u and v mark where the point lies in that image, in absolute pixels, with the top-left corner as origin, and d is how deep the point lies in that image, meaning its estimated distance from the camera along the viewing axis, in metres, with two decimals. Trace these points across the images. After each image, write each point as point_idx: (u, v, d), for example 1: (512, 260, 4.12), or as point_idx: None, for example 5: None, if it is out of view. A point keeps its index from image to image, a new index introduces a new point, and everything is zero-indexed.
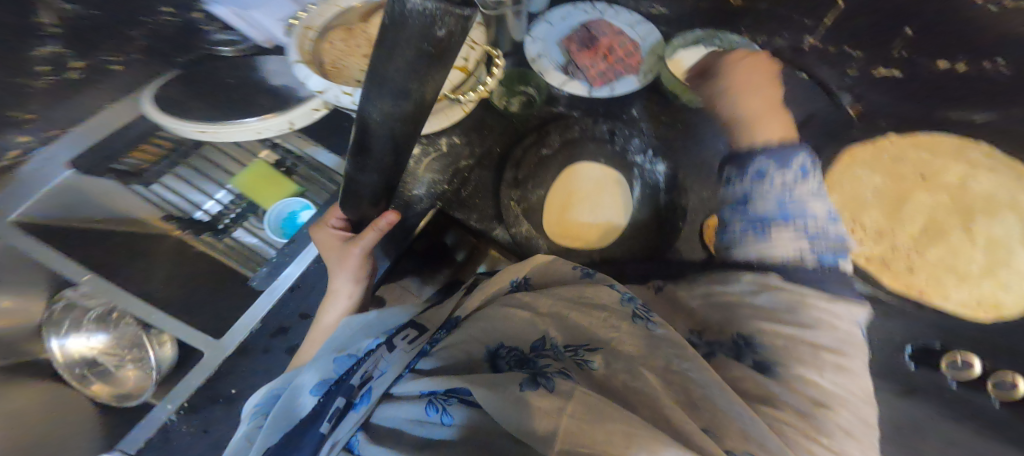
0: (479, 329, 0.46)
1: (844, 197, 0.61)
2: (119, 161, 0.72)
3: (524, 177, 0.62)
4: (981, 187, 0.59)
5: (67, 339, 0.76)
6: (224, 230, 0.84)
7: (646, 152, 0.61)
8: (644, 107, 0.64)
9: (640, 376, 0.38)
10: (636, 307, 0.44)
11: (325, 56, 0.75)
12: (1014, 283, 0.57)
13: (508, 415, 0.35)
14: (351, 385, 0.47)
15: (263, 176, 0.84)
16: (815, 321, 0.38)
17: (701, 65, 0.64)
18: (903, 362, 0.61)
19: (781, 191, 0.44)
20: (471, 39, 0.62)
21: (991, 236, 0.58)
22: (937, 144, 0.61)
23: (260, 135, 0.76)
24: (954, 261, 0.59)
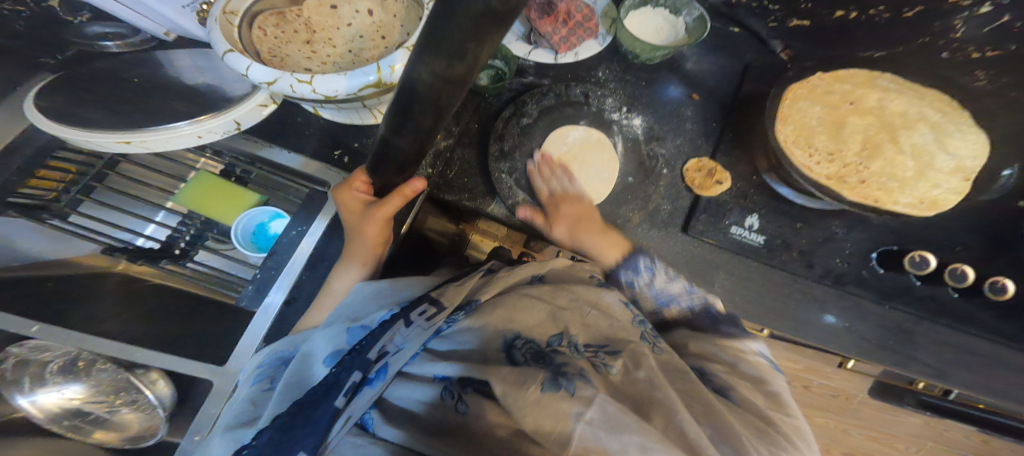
0: (500, 316, 0.51)
1: (796, 124, 0.64)
2: (19, 193, 0.64)
3: (509, 148, 0.65)
4: (895, 105, 0.67)
5: (36, 395, 0.70)
6: (183, 255, 0.75)
7: (619, 109, 0.69)
8: (608, 69, 0.71)
9: (661, 387, 0.44)
10: (646, 330, 0.53)
11: (262, 46, 0.68)
12: (944, 182, 0.63)
13: (527, 416, 0.40)
14: (367, 360, 0.48)
15: (212, 189, 0.75)
16: (739, 356, 0.50)
17: (645, 26, 0.70)
18: (872, 267, 0.65)
19: (652, 288, 0.58)
20: (430, 13, 0.60)
21: (914, 146, 0.65)
22: (851, 77, 0.69)
23: (202, 140, 0.69)
24: (894, 169, 0.63)
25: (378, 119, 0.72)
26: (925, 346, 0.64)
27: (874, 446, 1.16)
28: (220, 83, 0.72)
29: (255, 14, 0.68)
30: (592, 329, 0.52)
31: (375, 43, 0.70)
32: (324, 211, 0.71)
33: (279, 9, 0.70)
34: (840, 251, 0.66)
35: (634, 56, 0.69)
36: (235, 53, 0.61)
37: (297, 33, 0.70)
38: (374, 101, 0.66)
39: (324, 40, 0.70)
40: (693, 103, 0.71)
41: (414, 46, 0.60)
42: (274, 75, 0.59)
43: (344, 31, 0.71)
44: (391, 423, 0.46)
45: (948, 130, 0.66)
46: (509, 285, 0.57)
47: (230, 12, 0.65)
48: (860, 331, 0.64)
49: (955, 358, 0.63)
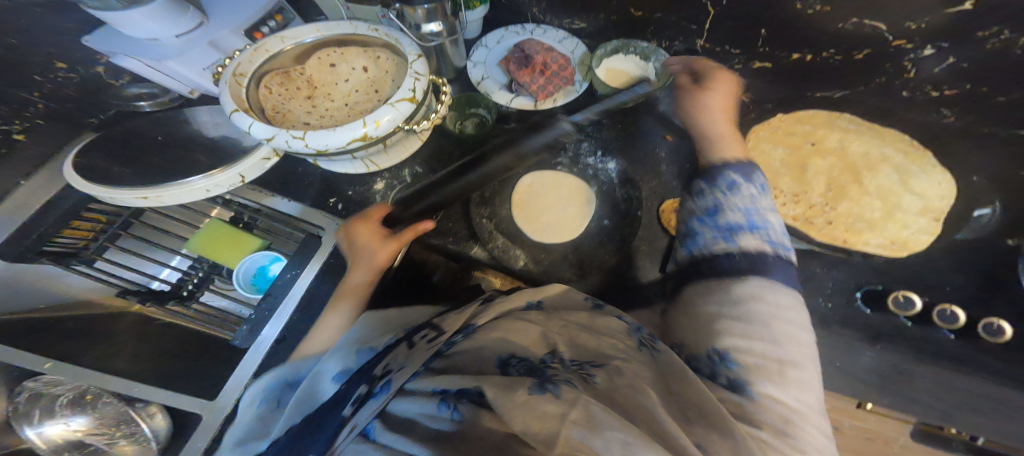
0: (493, 339, 0.48)
1: (759, 170, 0.73)
2: (56, 241, 0.72)
3: (489, 194, 0.69)
4: (858, 146, 0.72)
5: (42, 427, 0.72)
6: (189, 296, 0.81)
7: (596, 154, 0.72)
8: (586, 114, 0.73)
9: (646, 395, 0.40)
10: (642, 336, 0.50)
11: (266, 102, 0.74)
12: (912, 224, 0.67)
13: (516, 416, 0.37)
14: (373, 375, 0.47)
15: (219, 236, 0.80)
16: (784, 335, 0.43)
17: (616, 77, 0.72)
18: (856, 306, 0.65)
19: (745, 204, 0.51)
20: (414, 71, 0.65)
21: (880, 188, 0.71)
22: (813, 118, 0.74)
23: (210, 193, 0.74)
24: (860, 211, 0.70)
25: (369, 168, 0.75)
26: (929, 390, 0.60)
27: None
28: (236, 135, 0.79)
29: (262, 74, 0.74)
30: (579, 347, 0.48)
31: (368, 96, 0.77)
32: (318, 255, 0.74)
33: (285, 67, 0.76)
34: (821, 288, 0.66)
35: (607, 101, 0.71)
36: (241, 113, 0.67)
37: (298, 88, 0.77)
38: (363, 153, 0.69)
39: (324, 95, 0.78)
40: (667, 143, 0.71)
41: (397, 102, 0.64)
42: (272, 132, 0.64)
43: (341, 86, 0.78)
44: (393, 429, 0.39)
45: (914, 171, 0.69)
46: (505, 309, 0.54)
47: (239, 74, 0.71)
48: (855, 373, 0.62)
49: (967, 403, 0.59)
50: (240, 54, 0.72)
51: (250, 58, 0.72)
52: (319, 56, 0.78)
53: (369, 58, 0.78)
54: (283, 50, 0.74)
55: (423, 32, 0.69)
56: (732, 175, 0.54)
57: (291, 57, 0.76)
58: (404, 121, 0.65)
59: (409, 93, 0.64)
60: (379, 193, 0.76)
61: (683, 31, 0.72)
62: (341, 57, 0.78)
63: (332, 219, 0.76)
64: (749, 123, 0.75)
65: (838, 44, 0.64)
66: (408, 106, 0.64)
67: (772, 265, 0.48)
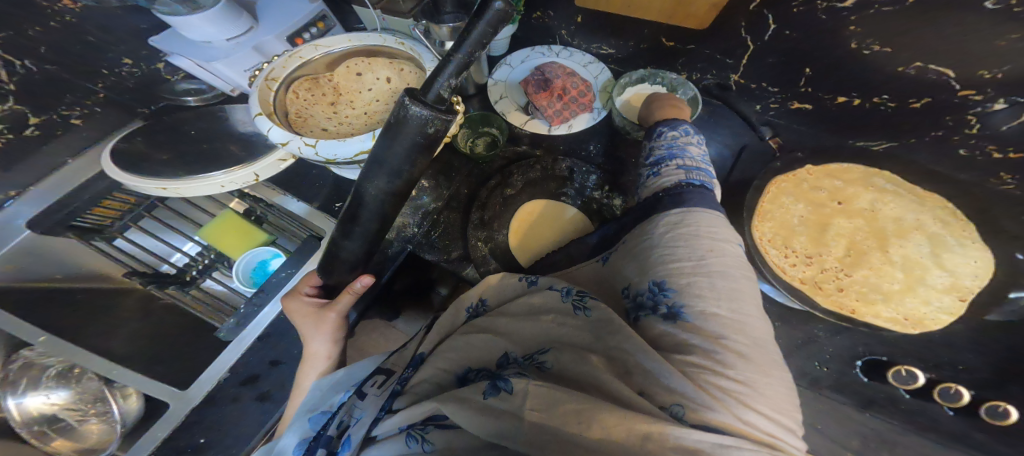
0: (449, 359, 0.46)
1: (777, 223, 0.66)
2: (82, 217, 0.74)
3: (489, 217, 0.64)
4: (891, 211, 0.66)
5: (23, 397, 0.70)
6: (192, 281, 0.81)
7: (602, 188, 0.66)
8: (600, 143, 0.70)
9: (592, 364, 0.40)
10: (575, 301, 0.46)
11: (291, 106, 0.76)
12: (933, 300, 0.62)
13: (473, 417, 0.37)
14: (329, 437, 0.47)
15: (230, 226, 0.81)
16: (706, 250, 0.41)
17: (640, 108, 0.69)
18: (852, 373, 0.61)
19: (671, 143, 0.55)
20: None
21: (906, 256, 0.65)
22: (845, 173, 0.68)
23: (225, 188, 0.75)
24: (877, 281, 0.64)
25: None
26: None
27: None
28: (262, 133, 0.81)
29: (292, 80, 0.76)
30: (527, 340, 0.46)
31: (388, 107, 0.77)
32: (314, 258, 0.72)
33: (314, 73, 0.78)
34: (818, 352, 0.62)
35: (627, 132, 0.68)
36: (263, 117, 0.68)
37: (323, 95, 0.78)
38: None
39: (347, 102, 0.79)
40: None
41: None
42: (287, 137, 0.65)
43: (364, 95, 0.79)
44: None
45: (949, 242, 0.64)
46: (450, 325, 0.53)
47: (271, 78, 0.73)
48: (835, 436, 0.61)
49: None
50: (276, 59, 0.75)
51: (283, 64, 0.74)
52: (347, 65, 0.79)
53: (392, 69, 0.79)
54: (314, 58, 0.77)
55: (446, 49, 0.77)
56: (659, 128, 0.57)
57: (321, 65, 0.78)
58: None
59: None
60: None
61: (717, 65, 0.70)
62: (367, 67, 0.79)
63: (335, 224, 0.75)
64: (774, 171, 0.66)
65: (888, 92, 0.61)
66: None
67: (691, 193, 0.47)
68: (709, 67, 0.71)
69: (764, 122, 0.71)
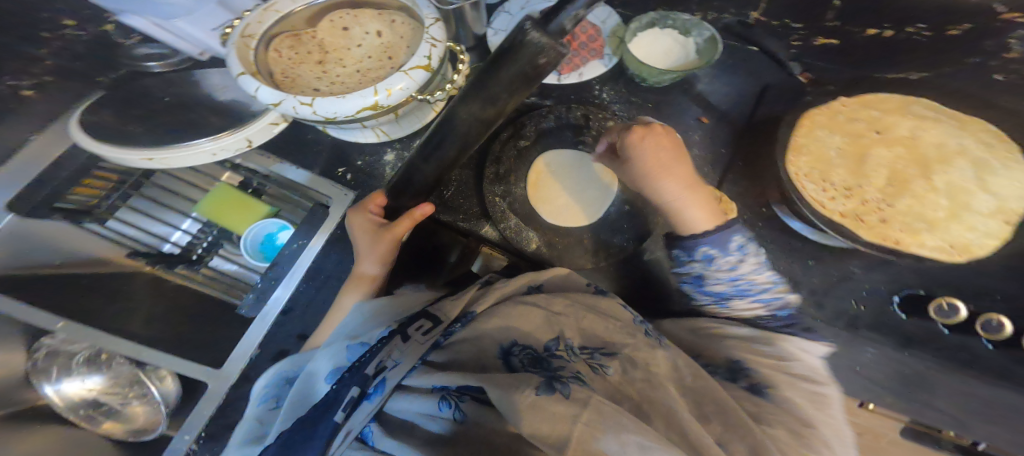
0: (495, 326, 0.46)
1: (811, 156, 0.57)
2: (66, 199, 0.69)
3: (504, 171, 0.63)
4: (930, 135, 0.58)
5: (60, 384, 0.74)
6: (198, 261, 0.81)
7: (625, 129, 0.65)
8: (611, 90, 0.68)
9: (658, 387, 0.41)
10: (648, 329, 0.49)
11: (275, 66, 0.70)
12: (982, 224, 0.53)
13: (521, 419, 0.35)
14: (365, 375, 0.43)
15: (228, 200, 0.77)
16: (790, 352, 0.47)
17: (652, 49, 0.67)
18: (891, 312, 0.59)
19: (730, 274, 0.52)
20: (430, 37, 0.60)
21: (951, 183, 0.56)
22: (882, 102, 0.59)
23: (217, 156, 0.72)
24: (922, 209, 0.55)
25: (379, 137, 0.72)
26: (950, 398, 0.58)
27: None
28: (245, 100, 0.77)
29: (273, 36, 0.71)
30: (588, 332, 0.47)
31: (381, 63, 0.71)
32: (326, 226, 0.71)
33: (296, 29, 0.73)
34: (857, 291, 0.60)
35: (641, 79, 0.66)
36: (247, 76, 0.63)
37: (309, 53, 0.72)
38: (372, 122, 0.65)
39: (336, 60, 0.72)
40: (703, 127, 0.66)
41: (411, 70, 0.59)
42: (279, 97, 0.61)
43: (354, 51, 0.73)
44: (391, 435, 0.44)
45: (993, 166, 0.56)
46: (503, 295, 0.52)
47: (247, 35, 0.68)
48: (871, 376, 0.59)
49: (990, 413, 0.56)
50: (250, 14, 0.69)
51: (259, 19, 0.69)
52: (331, 20, 0.74)
53: (381, 22, 0.74)
54: (293, 11, 0.71)
55: None
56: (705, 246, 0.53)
57: (302, 19, 0.73)
58: (416, 91, 0.61)
59: (423, 61, 0.59)
60: (389, 164, 0.73)
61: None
62: (354, 21, 0.74)
63: (339, 189, 0.73)
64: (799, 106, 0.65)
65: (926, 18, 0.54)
66: (422, 75, 0.60)
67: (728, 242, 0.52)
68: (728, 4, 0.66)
69: (791, 59, 0.67)
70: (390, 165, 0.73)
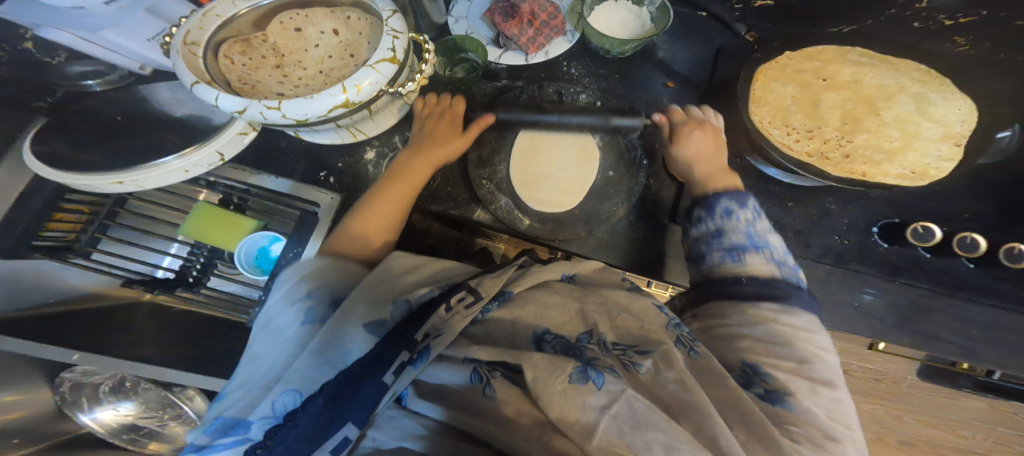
0: (530, 311, 0.49)
1: (771, 103, 0.61)
2: (42, 236, 0.65)
3: (487, 154, 0.68)
4: (871, 80, 0.62)
5: (95, 413, 0.87)
6: (195, 283, 0.76)
7: (593, 104, 0.69)
8: (580, 64, 0.72)
9: (691, 389, 0.41)
10: (681, 333, 0.47)
11: (230, 74, 0.59)
12: (932, 151, 0.59)
13: (553, 406, 0.38)
14: (412, 340, 0.43)
15: (213, 218, 0.70)
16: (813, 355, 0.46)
17: (610, 21, 0.69)
18: (874, 242, 0.65)
19: (748, 228, 0.55)
20: (390, 29, 0.55)
21: (899, 116, 0.61)
22: (822, 53, 0.63)
23: (191, 173, 0.66)
24: (877, 142, 0.60)
25: (357, 137, 0.69)
26: (949, 325, 0.63)
27: (933, 432, 1.11)
28: (205, 111, 0.68)
29: (218, 42, 0.57)
30: (617, 325, 0.49)
31: (344, 63, 0.62)
32: (320, 231, 0.67)
33: (244, 35, 0.59)
34: (836, 228, 0.66)
35: (605, 51, 0.69)
36: (203, 86, 0.52)
37: (264, 57, 0.61)
38: (347, 120, 0.60)
39: (295, 63, 0.62)
40: (670, 91, 0.71)
41: (377, 63, 0.53)
42: (242, 103, 0.52)
43: (312, 53, 0.62)
44: (424, 398, 0.45)
45: (931, 98, 0.60)
46: (542, 279, 0.53)
47: (191, 42, 0.54)
48: (874, 312, 0.64)
49: (987, 334, 0.62)
50: (186, 18, 0.55)
51: (200, 23, 0.55)
52: (279, 21, 0.61)
53: (337, 19, 0.63)
54: (238, 15, 0.57)
55: None
56: (727, 203, 0.57)
57: (249, 22, 0.59)
58: (387, 83, 0.55)
59: (389, 52, 0.54)
60: (371, 162, 0.73)
61: None
62: (306, 21, 0.62)
63: (325, 193, 0.70)
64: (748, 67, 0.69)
65: None
66: (391, 68, 0.54)
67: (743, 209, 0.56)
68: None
69: (736, 20, 0.70)
70: (372, 163, 0.73)
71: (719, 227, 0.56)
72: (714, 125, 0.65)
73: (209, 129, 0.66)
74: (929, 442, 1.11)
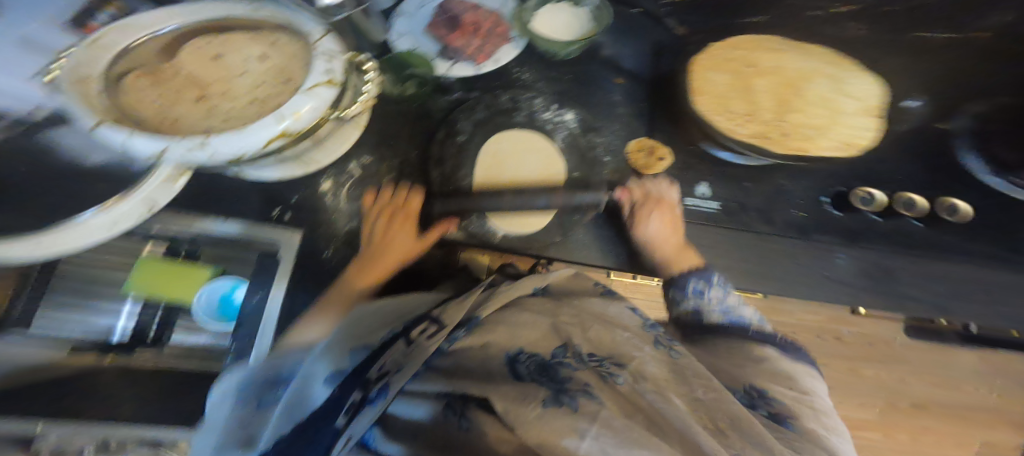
0: (502, 334, 0.49)
1: (712, 93, 0.62)
2: None
3: (451, 170, 0.67)
4: (790, 63, 0.66)
5: None
6: (156, 340, 0.74)
7: (550, 107, 0.71)
8: (531, 70, 0.72)
9: (667, 399, 0.41)
10: (657, 334, 0.50)
11: (139, 109, 0.52)
12: (855, 122, 0.62)
13: (531, 432, 0.38)
14: (368, 379, 0.46)
15: (162, 273, 0.68)
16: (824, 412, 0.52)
17: (553, 25, 0.69)
18: (828, 211, 0.68)
19: (722, 305, 0.64)
20: (324, 51, 0.53)
21: (821, 95, 0.64)
22: (744, 42, 0.67)
23: (84, 241, 0.50)
24: (811, 119, 0.62)
25: (308, 167, 0.64)
26: (914, 283, 0.66)
27: (936, 390, 1.17)
28: (122, 157, 0.53)
29: (117, 76, 0.52)
30: (595, 342, 0.49)
31: (279, 88, 0.55)
32: (282, 273, 0.64)
33: (148, 66, 0.54)
34: (793, 201, 0.68)
35: (554, 54, 0.69)
36: (107, 125, 0.46)
37: (179, 90, 0.56)
38: (290, 152, 0.58)
39: (218, 94, 0.55)
40: (620, 88, 0.72)
41: (313, 88, 0.50)
42: (159, 144, 0.47)
43: (238, 81, 0.56)
44: (393, 439, 0.43)
45: (843, 77, 0.65)
46: (509, 298, 0.55)
47: (81, 77, 0.48)
48: (843, 279, 0.66)
49: (946, 288, 0.65)
50: (70, 51, 0.49)
51: (88, 56, 0.49)
52: (190, 49, 0.56)
53: (263, 43, 0.58)
54: (133, 45, 0.53)
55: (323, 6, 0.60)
56: (694, 283, 0.65)
57: (153, 52, 0.54)
58: (328, 109, 0.52)
59: (324, 76, 0.51)
60: (329, 192, 0.66)
61: None
62: (224, 47, 0.57)
63: (283, 230, 0.63)
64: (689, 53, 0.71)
65: None
66: (329, 92, 0.51)
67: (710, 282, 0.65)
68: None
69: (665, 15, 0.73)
70: (330, 194, 0.66)
71: (692, 306, 0.65)
72: (671, 200, 0.67)
73: (129, 176, 0.52)
74: (931, 399, 1.17)
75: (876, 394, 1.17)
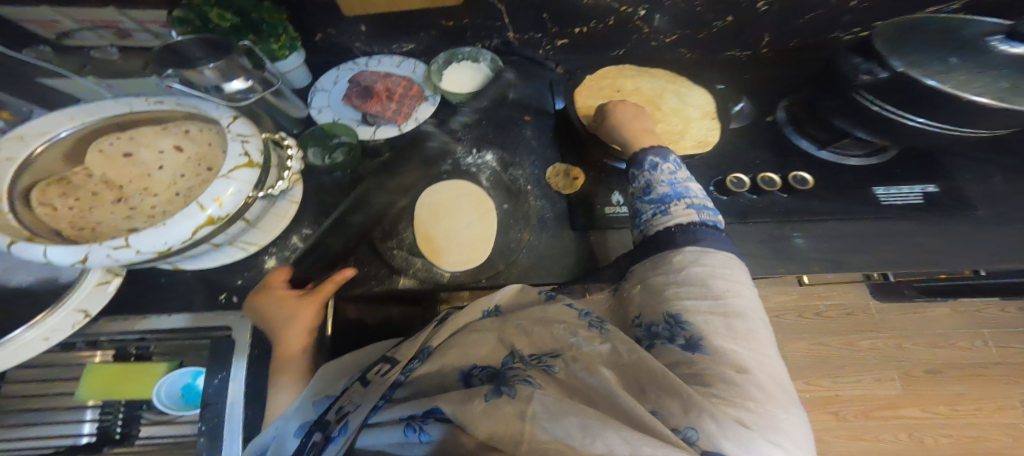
0: (454, 355, 0.51)
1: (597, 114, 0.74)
2: None
3: (389, 227, 0.72)
4: (645, 85, 0.85)
5: None
6: (124, 437, 0.72)
7: (471, 153, 0.79)
8: (446, 121, 0.81)
9: (595, 373, 0.44)
10: (592, 318, 0.52)
11: (59, 222, 0.56)
12: (702, 126, 0.80)
13: (480, 425, 0.41)
14: (328, 421, 0.48)
15: (115, 373, 0.68)
16: (724, 292, 0.47)
17: (456, 81, 0.80)
18: (715, 198, 0.76)
19: (670, 178, 0.61)
20: (237, 134, 0.57)
21: (674, 108, 0.82)
22: (608, 74, 0.85)
23: (19, 355, 0.56)
24: (670, 127, 0.80)
25: (248, 250, 0.69)
26: (815, 244, 0.73)
27: (934, 348, 1.38)
28: (47, 272, 0.61)
29: (25, 192, 0.55)
30: (535, 338, 0.51)
31: (200, 178, 0.59)
32: (241, 349, 0.66)
33: (57, 173, 0.58)
34: None
35: (465, 106, 0.79)
36: (24, 243, 0.49)
37: (95, 194, 0.58)
38: (222, 237, 0.61)
39: (138, 191, 0.59)
40: (530, 123, 0.81)
41: (232, 171, 0.55)
42: (81, 251, 0.50)
43: (156, 176, 0.60)
44: None
45: (681, 90, 0.85)
46: (459, 324, 0.56)
47: None
48: (748, 252, 0.72)
49: (844, 244, 0.73)
50: None
51: None
52: (99, 150, 0.59)
53: (175, 135, 0.62)
54: (34, 154, 0.56)
55: (230, 92, 0.68)
56: (653, 158, 0.63)
57: (56, 158, 0.58)
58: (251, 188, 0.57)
59: (242, 158, 0.56)
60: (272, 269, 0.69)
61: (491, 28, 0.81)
62: (135, 145, 0.61)
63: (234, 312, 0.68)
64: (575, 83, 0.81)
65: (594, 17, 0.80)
66: (248, 172, 0.56)
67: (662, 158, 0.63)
68: (490, 35, 0.83)
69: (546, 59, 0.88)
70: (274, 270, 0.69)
71: (644, 178, 0.62)
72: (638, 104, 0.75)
73: (60, 291, 0.60)
74: (948, 363, 1.35)
75: (889, 366, 1.35)
